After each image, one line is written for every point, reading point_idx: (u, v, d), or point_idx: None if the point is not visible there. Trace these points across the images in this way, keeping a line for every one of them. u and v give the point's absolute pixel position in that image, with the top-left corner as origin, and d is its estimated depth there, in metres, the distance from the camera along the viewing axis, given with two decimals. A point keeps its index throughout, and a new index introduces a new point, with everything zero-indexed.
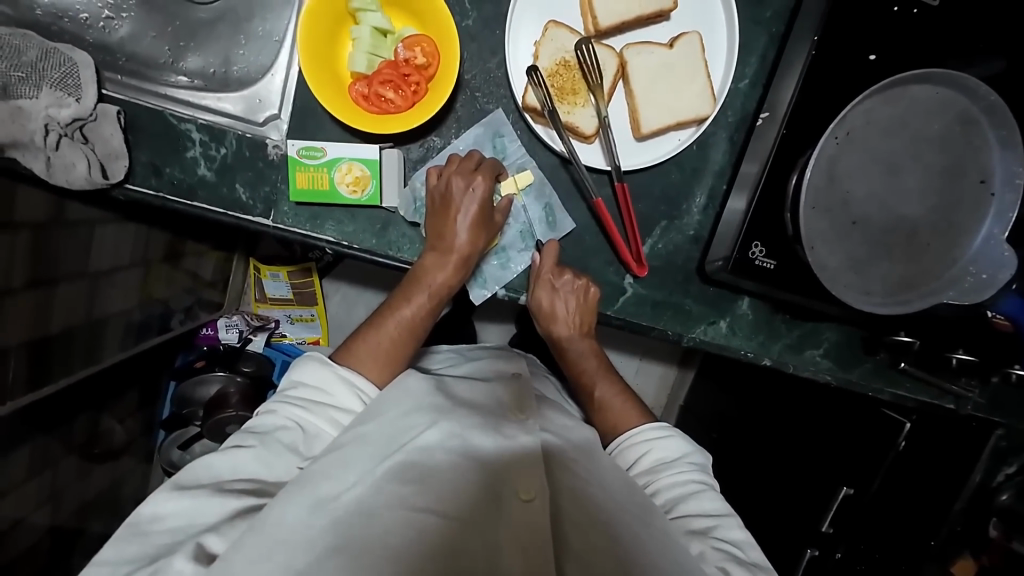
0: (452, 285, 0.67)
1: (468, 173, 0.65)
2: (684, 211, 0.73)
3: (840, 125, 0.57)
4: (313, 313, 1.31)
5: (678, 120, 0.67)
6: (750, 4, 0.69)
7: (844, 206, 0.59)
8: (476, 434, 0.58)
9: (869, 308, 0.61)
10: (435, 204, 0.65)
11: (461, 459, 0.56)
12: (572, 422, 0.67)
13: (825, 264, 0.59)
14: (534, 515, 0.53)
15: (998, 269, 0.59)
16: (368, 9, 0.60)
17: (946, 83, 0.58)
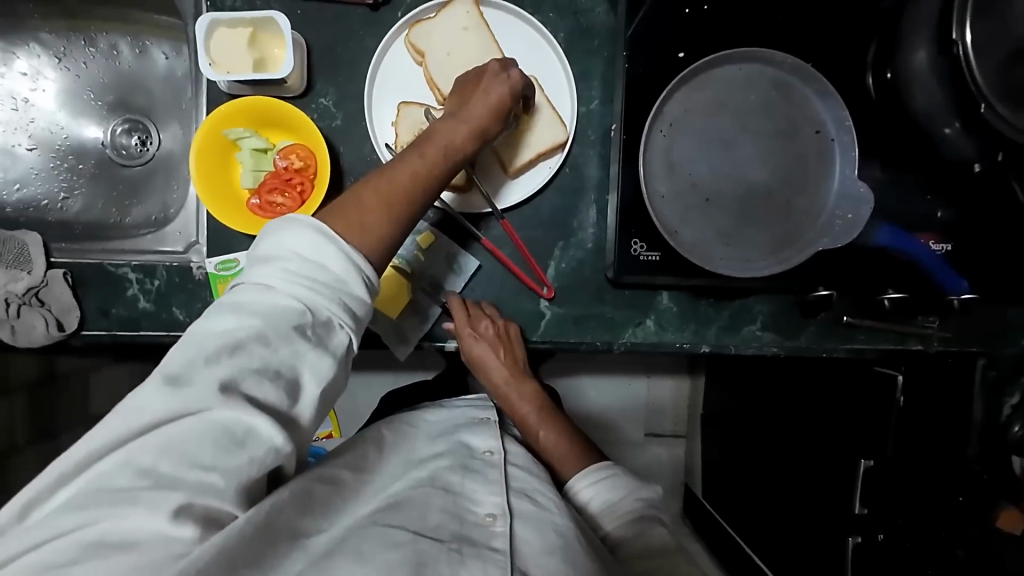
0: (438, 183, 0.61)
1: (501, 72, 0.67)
2: (576, 228, 0.78)
3: (660, 120, 0.64)
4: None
5: (538, 152, 0.74)
6: (578, 36, 0.76)
7: (691, 185, 0.64)
8: (449, 475, 0.58)
9: (754, 273, 0.64)
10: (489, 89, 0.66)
11: (435, 491, 0.55)
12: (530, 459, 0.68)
13: (695, 243, 0.64)
14: (495, 538, 0.52)
15: (859, 207, 0.64)
16: (246, 136, 0.71)
17: (747, 59, 0.65)
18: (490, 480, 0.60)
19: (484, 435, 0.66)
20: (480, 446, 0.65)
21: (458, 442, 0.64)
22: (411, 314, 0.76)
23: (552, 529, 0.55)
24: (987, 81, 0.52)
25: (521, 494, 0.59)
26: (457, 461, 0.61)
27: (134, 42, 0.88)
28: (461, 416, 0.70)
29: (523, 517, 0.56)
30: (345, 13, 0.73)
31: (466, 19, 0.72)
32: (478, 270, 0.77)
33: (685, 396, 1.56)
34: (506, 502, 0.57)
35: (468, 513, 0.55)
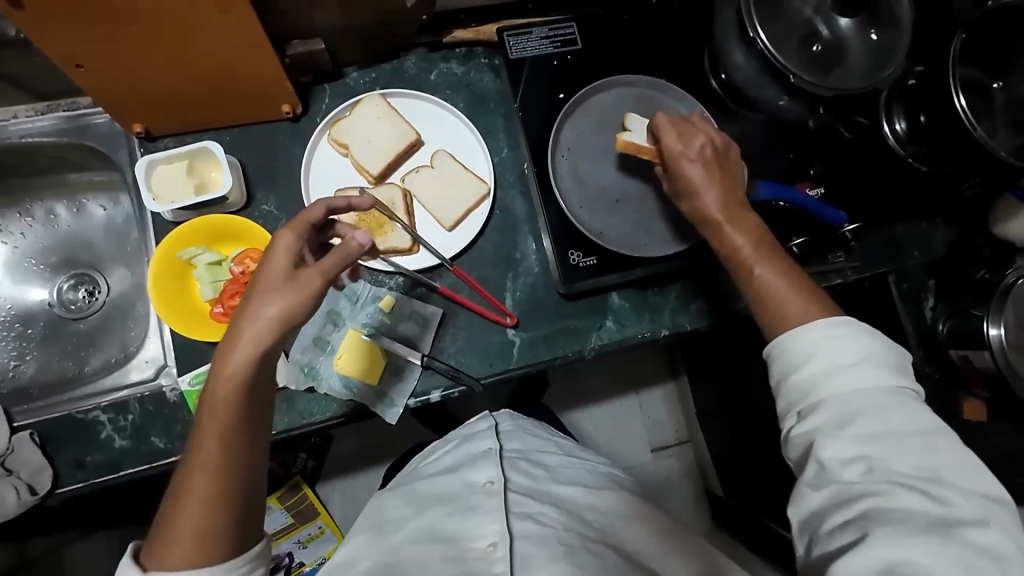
0: (230, 444, 0.51)
1: (295, 232, 0.57)
2: (520, 258, 0.86)
3: (559, 148, 0.76)
4: (320, 525, 1.36)
5: (469, 203, 0.83)
6: (476, 103, 0.89)
7: (599, 193, 0.76)
8: (441, 519, 0.68)
9: (673, 251, 0.74)
10: (282, 277, 0.54)
11: (430, 540, 0.65)
12: (532, 480, 0.74)
13: (619, 239, 0.75)
14: (496, 564, 0.61)
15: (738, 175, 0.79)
16: (198, 253, 0.75)
17: (612, 86, 0.79)
18: (490, 510, 0.67)
19: (482, 468, 0.73)
20: (481, 479, 0.72)
21: (459, 482, 0.73)
22: (389, 374, 0.79)
23: (555, 540, 0.64)
24: (788, 61, 0.67)
25: (523, 517, 0.67)
26: (455, 504, 0.69)
27: (70, 203, 0.93)
28: (464, 457, 0.78)
29: (523, 537, 0.64)
30: (269, 130, 0.83)
31: (378, 110, 0.82)
32: (442, 318, 0.82)
33: (676, 400, 1.59)
34: (505, 527, 0.64)
35: (468, 547, 0.64)
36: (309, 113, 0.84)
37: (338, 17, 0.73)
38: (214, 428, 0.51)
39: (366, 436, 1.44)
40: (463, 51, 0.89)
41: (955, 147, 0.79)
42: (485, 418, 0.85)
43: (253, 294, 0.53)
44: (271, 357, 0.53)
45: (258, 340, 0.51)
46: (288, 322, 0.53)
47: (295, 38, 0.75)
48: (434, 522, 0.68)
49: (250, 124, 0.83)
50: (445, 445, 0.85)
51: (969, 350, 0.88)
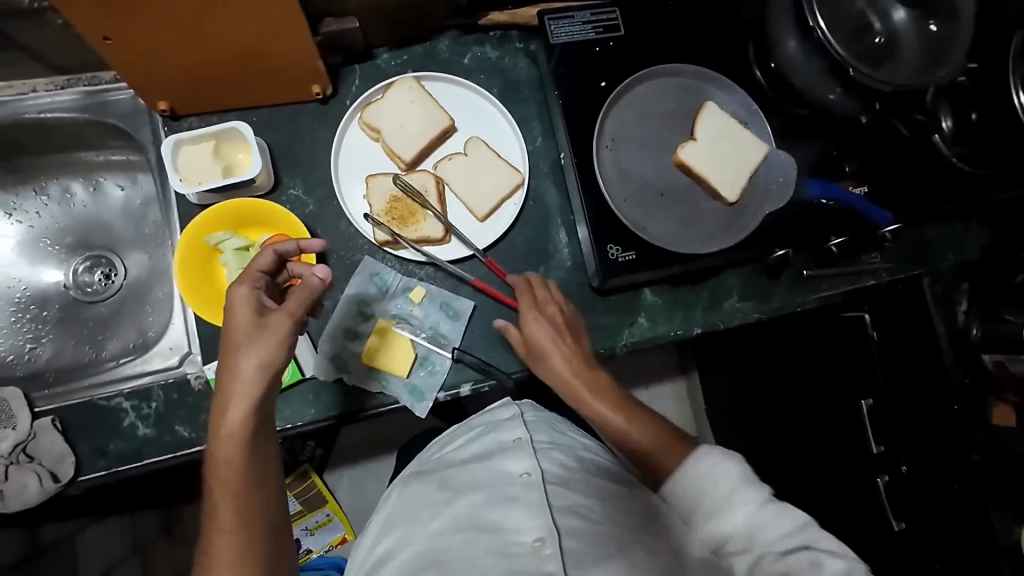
0: (241, 485, 0.54)
1: (251, 280, 0.59)
2: (552, 251, 0.84)
3: (602, 138, 0.73)
4: (327, 513, 1.35)
5: (503, 194, 0.81)
6: (510, 90, 0.86)
7: (642, 186, 0.73)
8: (482, 509, 0.64)
9: (716, 248, 0.72)
10: (244, 328, 0.56)
11: (471, 532, 0.62)
12: (569, 469, 0.70)
13: (660, 234, 0.72)
14: (547, 563, 0.58)
15: (786, 170, 0.76)
16: (225, 237, 0.71)
17: (656, 75, 0.76)
18: (531, 504, 0.63)
19: (518, 458, 0.69)
20: (517, 470, 0.68)
21: (493, 473, 0.69)
22: (419, 367, 0.77)
23: (605, 537, 0.62)
24: (846, 51, 0.64)
25: (566, 511, 0.63)
26: (495, 493, 0.66)
27: (86, 182, 0.90)
28: (494, 445, 0.74)
29: (571, 535, 0.61)
30: (297, 111, 0.80)
31: (412, 94, 0.79)
32: (473, 311, 0.79)
33: (687, 396, 1.58)
34: (551, 523, 0.61)
35: (513, 542, 0.60)
36: (338, 95, 0.81)
37: None
38: (225, 490, 0.54)
39: (377, 425, 1.43)
40: (497, 34, 0.86)
41: None
42: (506, 403, 0.81)
43: (224, 350, 0.56)
44: (262, 406, 0.56)
45: (245, 398, 0.54)
46: (267, 366, 0.55)
47: (328, 15, 0.72)
48: (472, 511, 0.64)
49: (278, 105, 0.80)
50: (465, 431, 0.79)
51: (1005, 354, 0.87)
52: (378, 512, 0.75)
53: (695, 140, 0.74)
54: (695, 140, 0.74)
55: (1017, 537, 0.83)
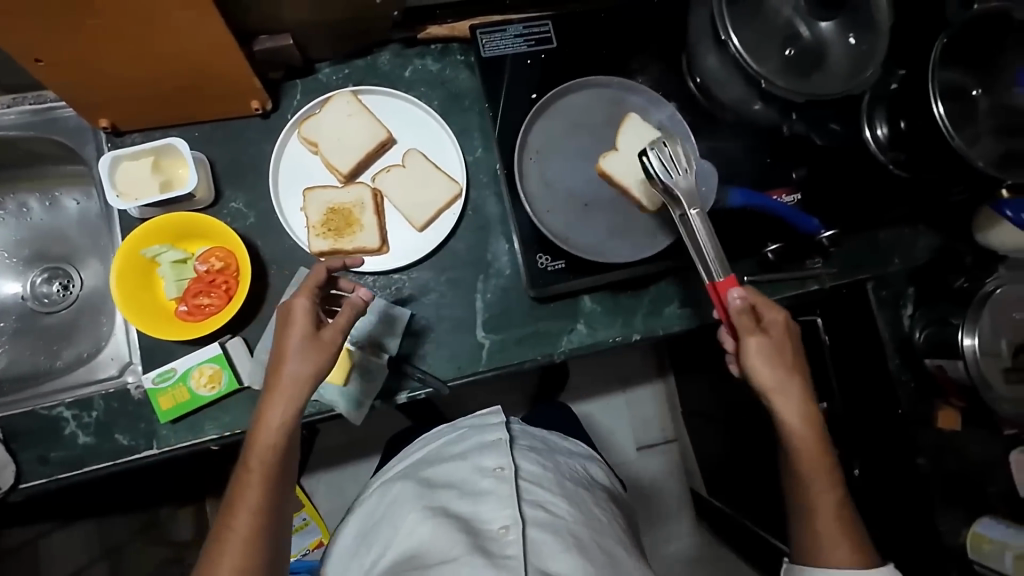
0: (273, 467, 0.64)
1: (308, 292, 0.68)
2: (492, 260, 0.85)
3: (526, 150, 0.74)
4: (304, 517, 1.35)
5: (440, 205, 0.82)
6: (450, 102, 0.87)
7: (567, 197, 0.74)
8: (454, 502, 0.72)
9: (639, 257, 0.74)
10: (299, 336, 0.65)
11: (443, 518, 0.69)
12: (542, 468, 0.78)
13: (583, 244, 0.74)
14: (508, 547, 0.64)
15: (709, 179, 0.72)
16: (163, 251, 0.74)
17: (582, 87, 0.77)
18: (502, 496, 0.70)
19: (495, 454, 0.77)
20: (490, 464, 0.76)
21: (470, 469, 0.76)
22: (357, 375, 0.79)
23: (564, 529, 0.68)
24: None
25: (534, 504, 0.70)
26: (469, 487, 0.74)
27: (43, 196, 0.92)
28: (475, 442, 0.80)
29: (535, 523, 0.67)
30: (238, 126, 0.82)
31: (349, 107, 0.81)
32: (411, 319, 0.81)
33: (663, 398, 1.58)
34: (518, 513, 0.68)
35: (482, 528, 0.67)
36: (279, 109, 0.83)
37: (307, 13, 0.71)
38: (261, 473, 0.64)
39: (349, 430, 1.45)
40: (439, 47, 0.87)
41: (935, 156, 0.78)
42: (496, 410, 0.87)
43: (280, 349, 0.65)
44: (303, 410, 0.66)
45: (292, 402, 0.65)
46: (313, 374, 0.66)
47: (262, 33, 0.73)
48: (447, 503, 0.72)
49: (219, 120, 0.81)
50: (452, 432, 0.86)
51: (943, 359, 0.88)
52: (365, 510, 0.81)
53: (616, 150, 0.75)
54: (616, 150, 0.75)
55: (962, 540, 0.89)
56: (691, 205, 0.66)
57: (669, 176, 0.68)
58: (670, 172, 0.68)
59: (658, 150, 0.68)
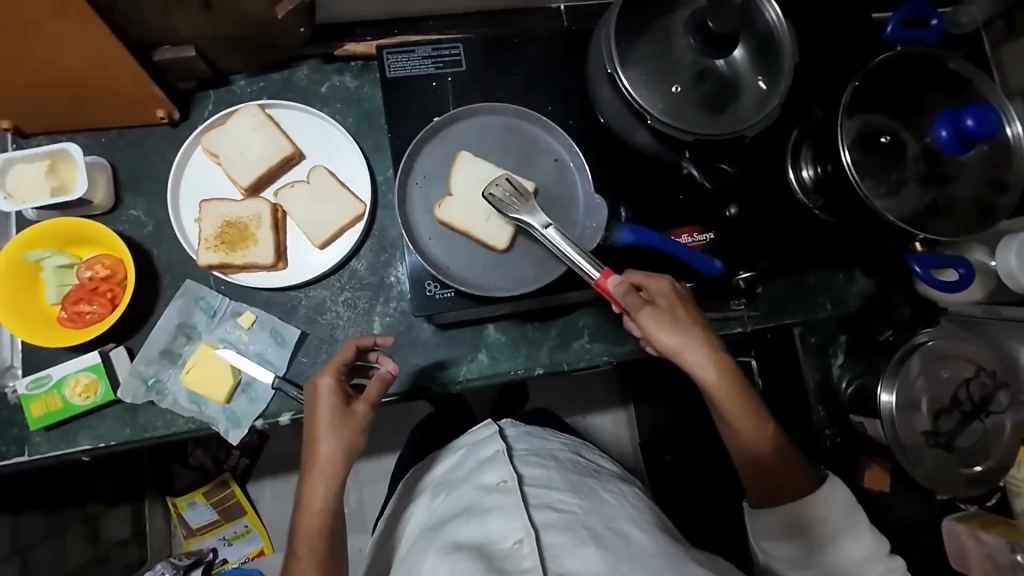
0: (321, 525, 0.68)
1: (335, 371, 0.70)
2: (393, 282, 0.83)
3: (412, 175, 0.72)
4: (246, 524, 1.40)
5: (339, 223, 0.80)
6: (364, 119, 0.85)
7: (452, 224, 0.72)
8: (462, 525, 0.69)
9: (523, 292, 0.70)
10: (332, 414, 0.68)
11: (455, 545, 0.66)
12: (547, 473, 0.75)
13: (466, 275, 0.71)
14: (524, 560, 0.62)
15: (598, 216, 0.70)
16: (48, 255, 0.74)
17: (478, 112, 0.74)
18: (508, 507, 0.68)
19: (495, 470, 0.74)
20: (493, 480, 0.73)
21: (474, 490, 0.73)
22: (240, 393, 0.77)
23: (578, 524, 0.66)
24: None
25: (542, 508, 0.68)
26: (474, 504, 0.71)
27: None
28: (476, 462, 0.78)
29: (548, 528, 0.65)
30: (146, 134, 0.82)
31: (252, 121, 0.80)
32: (302, 338, 0.79)
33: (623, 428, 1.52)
34: (528, 521, 0.65)
35: (494, 547, 0.65)
36: (189, 119, 0.83)
37: (203, 25, 0.71)
38: (307, 538, 0.67)
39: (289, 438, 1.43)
40: (358, 64, 0.86)
41: (847, 204, 0.75)
42: (488, 424, 0.85)
43: (314, 424, 0.68)
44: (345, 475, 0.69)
45: (329, 479, 0.68)
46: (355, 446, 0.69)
47: (162, 44, 0.73)
48: (455, 533, 0.68)
49: (127, 126, 0.81)
50: (453, 457, 0.84)
51: (865, 416, 0.84)
52: (396, 559, 0.78)
53: (451, 194, 0.72)
54: (450, 195, 0.71)
55: None
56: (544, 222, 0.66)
57: (515, 211, 0.67)
58: (513, 208, 0.68)
59: (498, 188, 0.68)
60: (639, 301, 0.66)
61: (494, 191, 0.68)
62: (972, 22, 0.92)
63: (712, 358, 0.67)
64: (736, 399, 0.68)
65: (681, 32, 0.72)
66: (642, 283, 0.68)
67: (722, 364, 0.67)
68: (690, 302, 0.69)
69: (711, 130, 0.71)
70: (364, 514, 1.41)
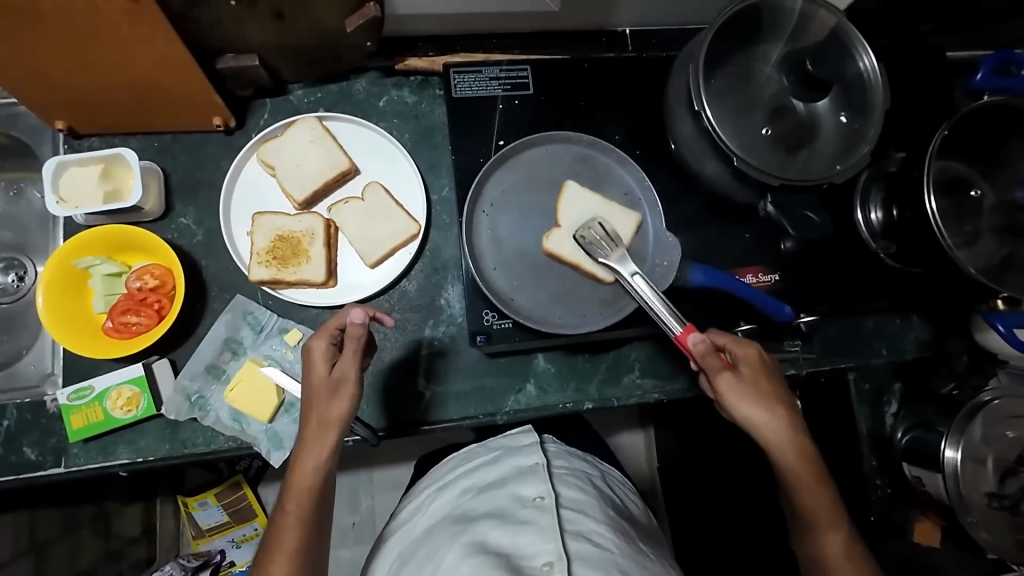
0: (311, 484, 0.64)
1: (329, 335, 0.66)
2: (444, 305, 0.80)
3: (480, 202, 0.71)
4: (256, 527, 1.29)
5: (394, 243, 0.78)
6: (421, 136, 0.83)
7: (516, 255, 0.71)
8: (492, 534, 0.61)
9: (587, 328, 0.70)
10: (325, 382, 0.64)
11: (480, 556, 0.58)
12: (585, 498, 0.68)
13: (530, 308, 0.70)
14: None
15: (671, 254, 0.70)
16: (97, 263, 0.72)
17: (547, 140, 0.74)
18: (542, 528, 0.60)
19: (532, 483, 0.67)
20: (530, 493, 0.65)
21: (507, 497, 0.66)
22: (284, 413, 0.74)
23: (614, 567, 0.58)
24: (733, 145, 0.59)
25: (577, 536, 0.60)
26: (506, 515, 0.63)
27: (10, 185, 0.90)
28: (509, 470, 0.70)
29: (582, 559, 0.57)
30: (200, 140, 0.80)
31: (312, 134, 0.79)
32: None
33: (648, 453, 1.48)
34: (561, 546, 0.58)
35: (522, 564, 0.57)
36: (244, 128, 0.81)
37: (273, 35, 0.69)
38: (297, 494, 0.64)
39: None
40: (418, 79, 0.84)
41: (924, 249, 0.72)
42: (529, 431, 0.76)
43: (309, 387, 0.65)
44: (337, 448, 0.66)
45: (326, 440, 0.64)
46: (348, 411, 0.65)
47: (227, 52, 0.71)
48: (482, 536, 0.61)
49: (182, 132, 0.80)
50: (484, 451, 0.76)
51: (922, 470, 0.80)
52: (401, 541, 0.72)
53: (560, 226, 0.71)
54: (558, 227, 0.71)
55: None
56: (633, 266, 0.64)
57: (604, 255, 0.65)
58: (602, 252, 0.65)
59: (589, 230, 0.67)
60: (720, 363, 0.63)
61: (584, 232, 0.67)
62: None
63: (786, 428, 0.64)
64: (801, 463, 0.65)
65: (767, 69, 0.70)
66: (724, 345, 0.67)
67: (796, 437, 0.64)
68: (773, 372, 0.66)
69: (791, 173, 0.68)
70: (376, 523, 1.34)
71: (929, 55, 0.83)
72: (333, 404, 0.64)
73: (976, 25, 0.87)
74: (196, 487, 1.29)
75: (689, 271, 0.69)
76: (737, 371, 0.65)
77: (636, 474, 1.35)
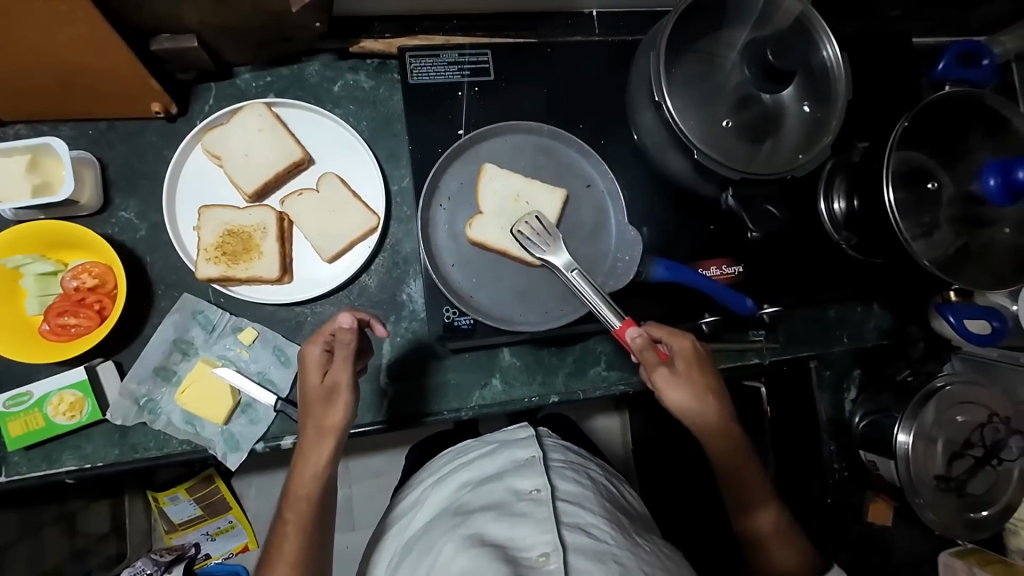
0: (318, 483, 0.64)
1: (325, 342, 0.64)
2: (406, 300, 0.78)
3: (437, 195, 0.70)
4: (229, 519, 1.28)
5: (352, 236, 0.75)
6: (379, 123, 0.80)
7: (476, 250, 0.70)
8: (489, 526, 0.58)
9: (548, 324, 0.69)
10: (320, 389, 0.63)
11: (475, 548, 0.56)
12: (581, 489, 0.65)
13: (490, 304, 0.69)
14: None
15: (633, 249, 0.70)
16: (28, 262, 0.68)
17: (508, 132, 0.72)
18: (538, 519, 0.58)
19: (528, 475, 0.64)
20: (526, 486, 0.63)
21: (502, 490, 0.63)
22: (240, 414, 0.72)
23: (610, 557, 0.55)
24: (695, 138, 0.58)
25: (573, 527, 0.58)
26: (503, 508, 0.60)
27: None
28: (505, 463, 0.68)
29: (579, 550, 0.55)
30: (141, 128, 0.75)
31: (260, 121, 0.74)
32: None
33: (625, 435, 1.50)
34: (558, 537, 0.55)
35: (519, 556, 0.55)
36: (188, 114, 0.76)
37: (211, 15, 0.63)
38: (298, 505, 0.65)
39: None
40: (375, 63, 0.80)
41: (883, 241, 0.72)
42: (524, 426, 0.75)
43: (309, 394, 0.64)
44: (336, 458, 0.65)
45: (324, 447, 0.64)
46: (346, 420, 0.64)
47: (161, 32, 0.65)
48: (479, 530, 0.58)
49: (120, 119, 0.75)
50: (479, 445, 0.74)
51: (877, 455, 0.82)
52: (398, 538, 0.70)
53: (482, 213, 0.69)
54: (482, 213, 0.69)
55: None
56: (571, 266, 0.64)
57: (541, 251, 0.66)
58: (538, 248, 0.66)
59: (527, 227, 0.66)
60: (657, 358, 0.64)
61: (522, 229, 0.66)
62: (1007, 54, 0.90)
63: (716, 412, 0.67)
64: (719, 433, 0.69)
65: (732, 57, 0.69)
66: (661, 337, 0.67)
67: (715, 407, 0.67)
68: (706, 363, 0.68)
69: (754, 165, 0.67)
70: (353, 512, 1.33)
71: (894, 43, 0.82)
72: (333, 414, 0.63)
73: (943, 12, 0.86)
74: (166, 481, 1.26)
75: (651, 265, 0.70)
76: (671, 364, 0.67)
77: (612, 456, 1.37)
